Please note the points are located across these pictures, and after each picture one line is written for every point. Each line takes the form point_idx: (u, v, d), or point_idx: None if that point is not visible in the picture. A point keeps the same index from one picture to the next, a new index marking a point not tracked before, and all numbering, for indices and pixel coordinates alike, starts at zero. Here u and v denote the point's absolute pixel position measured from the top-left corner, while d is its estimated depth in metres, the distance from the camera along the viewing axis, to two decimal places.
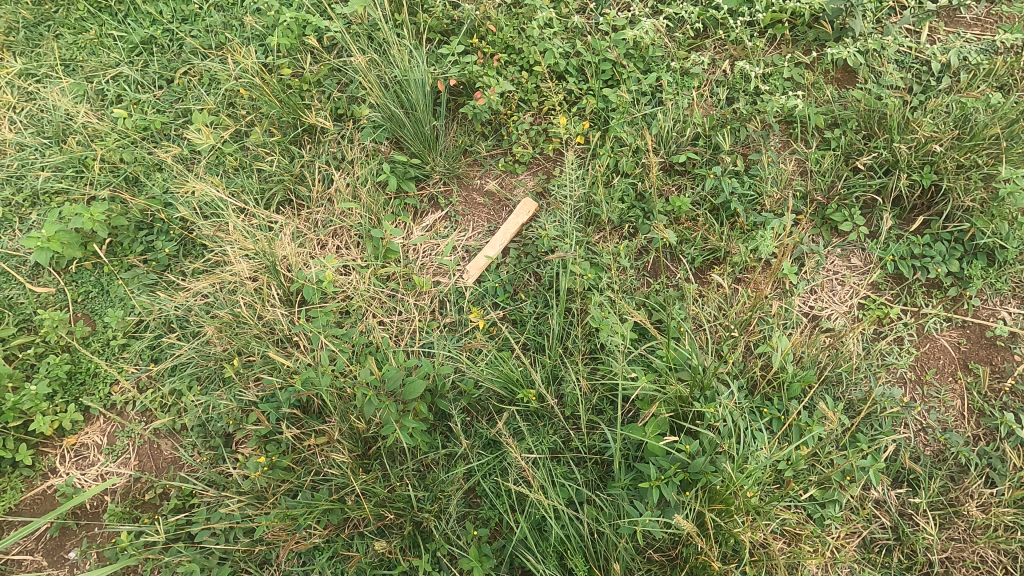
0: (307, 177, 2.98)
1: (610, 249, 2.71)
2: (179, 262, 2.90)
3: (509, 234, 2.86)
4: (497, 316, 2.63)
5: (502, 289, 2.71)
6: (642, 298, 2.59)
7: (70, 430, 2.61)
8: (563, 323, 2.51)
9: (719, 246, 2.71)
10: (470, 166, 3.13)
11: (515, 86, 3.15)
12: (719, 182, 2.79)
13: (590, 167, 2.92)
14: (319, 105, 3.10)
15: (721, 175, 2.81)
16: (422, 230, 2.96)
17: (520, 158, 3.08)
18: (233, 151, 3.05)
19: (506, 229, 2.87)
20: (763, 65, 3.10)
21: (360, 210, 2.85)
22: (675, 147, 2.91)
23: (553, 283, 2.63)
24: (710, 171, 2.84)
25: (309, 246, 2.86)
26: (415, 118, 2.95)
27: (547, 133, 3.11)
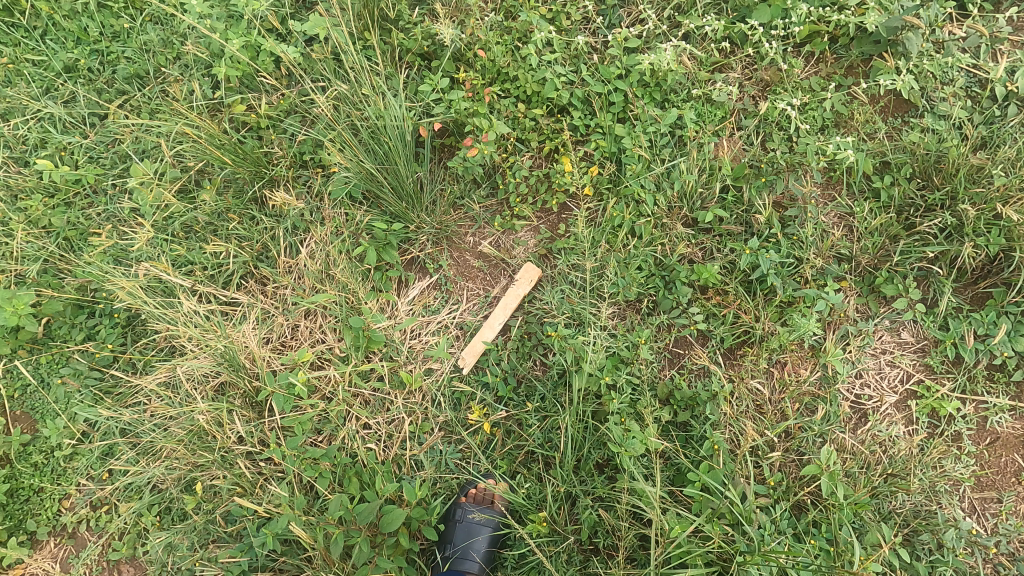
0: (272, 246, 2.56)
1: (627, 333, 2.37)
2: (127, 351, 2.47)
3: (508, 309, 2.47)
4: (500, 417, 2.30)
5: (504, 382, 2.36)
6: (666, 393, 2.27)
7: (15, 562, 2.29)
8: (577, 430, 2.20)
9: (751, 327, 2.36)
10: (461, 221, 2.69)
11: (510, 124, 2.67)
12: (757, 257, 2.37)
13: (601, 227, 2.50)
14: (280, 153, 2.64)
15: (758, 248, 2.38)
16: (408, 305, 2.56)
17: (519, 212, 2.64)
18: (181, 214, 2.58)
19: (504, 303, 2.48)
20: (800, 94, 2.64)
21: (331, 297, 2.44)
22: (701, 203, 2.49)
23: (562, 377, 2.30)
24: (740, 234, 2.46)
25: (279, 334, 2.47)
26: (395, 174, 2.50)
27: (549, 181, 2.66)
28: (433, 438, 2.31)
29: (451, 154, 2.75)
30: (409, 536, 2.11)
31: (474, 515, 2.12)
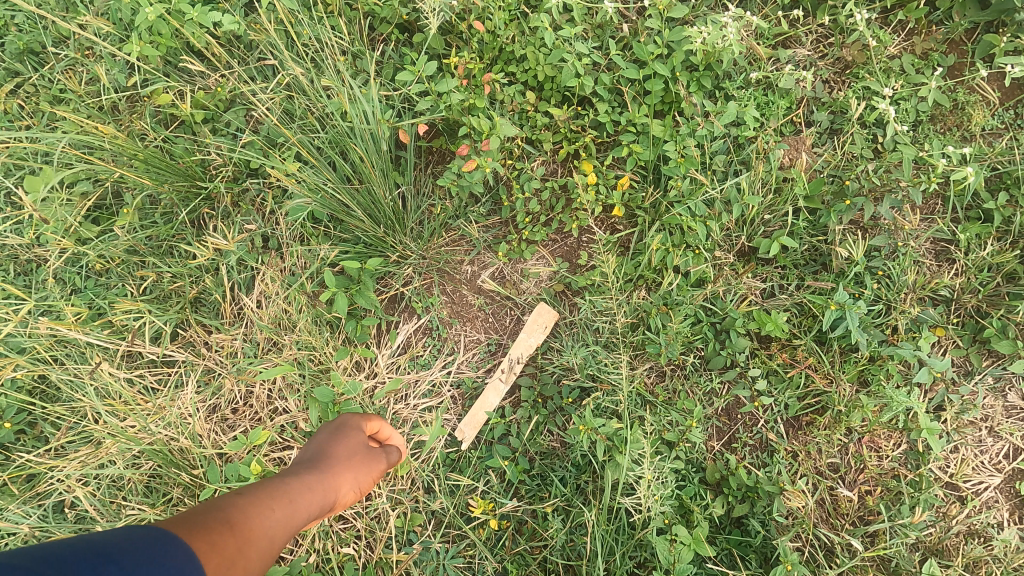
0: (216, 285, 2.00)
1: (669, 401, 1.87)
2: (37, 424, 1.94)
3: (516, 367, 1.97)
4: (508, 509, 1.86)
5: (514, 463, 1.89)
6: (715, 479, 1.83)
7: None
8: (607, 534, 1.74)
9: (826, 393, 1.87)
10: (454, 245, 2.13)
11: (516, 120, 2.08)
12: (845, 317, 1.80)
13: (635, 260, 1.97)
14: (220, 161, 2.03)
15: (849, 303, 1.80)
16: (391, 359, 2.06)
17: (529, 237, 2.08)
18: (94, 245, 1.98)
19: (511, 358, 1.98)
20: (892, 79, 2.03)
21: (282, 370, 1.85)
22: (763, 230, 1.95)
23: (588, 462, 1.82)
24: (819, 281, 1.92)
25: (228, 401, 1.97)
26: (366, 193, 1.94)
27: (567, 196, 2.10)
28: (427, 535, 1.88)
29: (440, 158, 2.15)
30: None
31: None
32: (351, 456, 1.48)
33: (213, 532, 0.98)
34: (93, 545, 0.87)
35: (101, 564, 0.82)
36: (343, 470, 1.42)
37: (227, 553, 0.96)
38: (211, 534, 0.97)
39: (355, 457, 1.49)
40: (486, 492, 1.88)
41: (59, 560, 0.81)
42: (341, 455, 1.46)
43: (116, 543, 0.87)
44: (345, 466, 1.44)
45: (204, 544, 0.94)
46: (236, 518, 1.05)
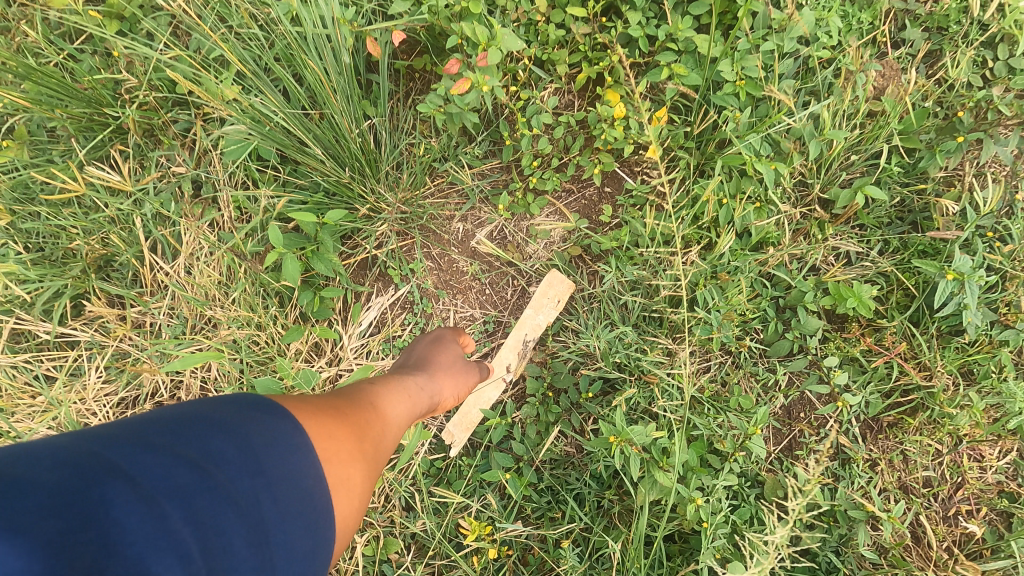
0: (127, 244, 1.52)
1: (718, 398, 1.44)
2: None
3: (521, 352, 1.56)
4: (511, 533, 1.43)
5: (516, 475, 1.46)
6: (776, 499, 1.41)
7: None
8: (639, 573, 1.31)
9: (920, 389, 1.44)
10: (442, 195, 1.69)
11: (521, 34, 1.59)
12: (964, 290, 1.34)
13: (673, 216, 1.53)
14: (133, 82, 1.53)
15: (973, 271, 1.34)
16: (359, 341, 1.62)
17: (537, 186, 1.63)
18: None
19: (514, 341, 1.57)
20: None
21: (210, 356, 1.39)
22: (843, 177, 1.49)
23: (613, 473, 1.42)
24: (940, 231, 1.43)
25: (144, 393, 1.52)
26: (326, 125, 1.48)
27: (587, 133, 1.64)
28: (405, 565, 1.46)
29: (424, 86, 1.68)
30: None
31: None
32: (455, 366, 1.34)
33: (348, 425, 0.88)
34: (238, 423, 0.76)
35: (252, 472, 0.72)
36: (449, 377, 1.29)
37: (365, 452, 0.88)
38: (343, 437, 0.85)
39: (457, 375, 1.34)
40: (481, 512, 1.46)
41: (211, 452, 0.71)
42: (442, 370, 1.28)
43: (259, 432, 0.75)
44: (446, 372, 1.29)
45: (349, 447, 0.84)
46: (364, 413, 0.95)
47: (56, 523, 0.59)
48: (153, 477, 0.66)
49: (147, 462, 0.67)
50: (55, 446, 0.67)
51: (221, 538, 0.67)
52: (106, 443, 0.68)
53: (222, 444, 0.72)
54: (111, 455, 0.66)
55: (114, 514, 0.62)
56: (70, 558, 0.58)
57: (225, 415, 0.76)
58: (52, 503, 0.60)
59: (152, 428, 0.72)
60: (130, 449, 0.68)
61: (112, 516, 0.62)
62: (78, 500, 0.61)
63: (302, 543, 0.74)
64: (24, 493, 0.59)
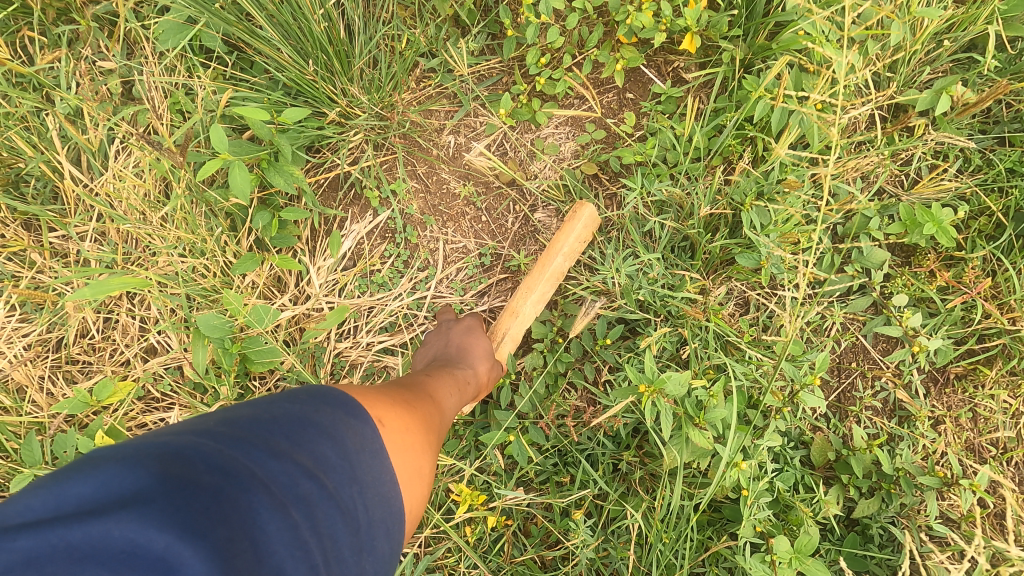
0: (37, 150, 1.23)
1: (762, 342, 1.19)
2: None
3: (544, 308, 1.24)
4: (513, 500, 1.20)
5: (518, 434, 1.21)
6: (826, 461, 1.19)
7: None
8: (661, 549, 1.10)
9: (1001, 334, 1.20)
10: (430, 101, 1.38)
11: None
12: None
13: (714, 123, 1.24)
14: None
15: None
16: (330, 276, 1.36)
17: (546, 89, 1.34)
18: None
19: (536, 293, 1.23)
20: None
21: (136, 286, 1.13)
22: (924, 77, 1.21)
23: (633, 433, 1.19)
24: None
25: (67, 335, 1.25)
26: (288, 10, 1.16)
27: (608, 24, 1.33)
28: None
29: None
30: None
31: None
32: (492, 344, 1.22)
33: (418, 419, 0.81)
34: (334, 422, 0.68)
35: (353, 478, 0.65)
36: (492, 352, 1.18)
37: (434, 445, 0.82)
38: (415, 433, 0.77)
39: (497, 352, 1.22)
40: (476, 476, 1.24)
41: (324, 457, 0.64)
42: (485, 354, 1.15)
43: (359, 434, 0.68)
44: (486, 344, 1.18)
45: (425, 444, 0.78)
46: (424, 402, 0.87)
47: (215, 533, 0.53)
48: (282, 482, 0.60)
49: (270, 465, 0.60)
50: (170, 441, 0.59)
51: (337, 550, 0.62)
52: (225, 439, 0.60)
53: (331, 449, 0.65)
54: (238, 453, 0.59)
55: (259, 524, 0.56)
56: (228, 568, 0.52)
57: (324, 413, 0.68)
58: (203, 509, 0.53)
59: (261, 425, 0.64)
60: (253, 449, 0.61)
61: (259, 525, 0.56)
62: (227, 508, 0.55)
63: (396, 548, 0.70)
64: (173, 499, 0.53)
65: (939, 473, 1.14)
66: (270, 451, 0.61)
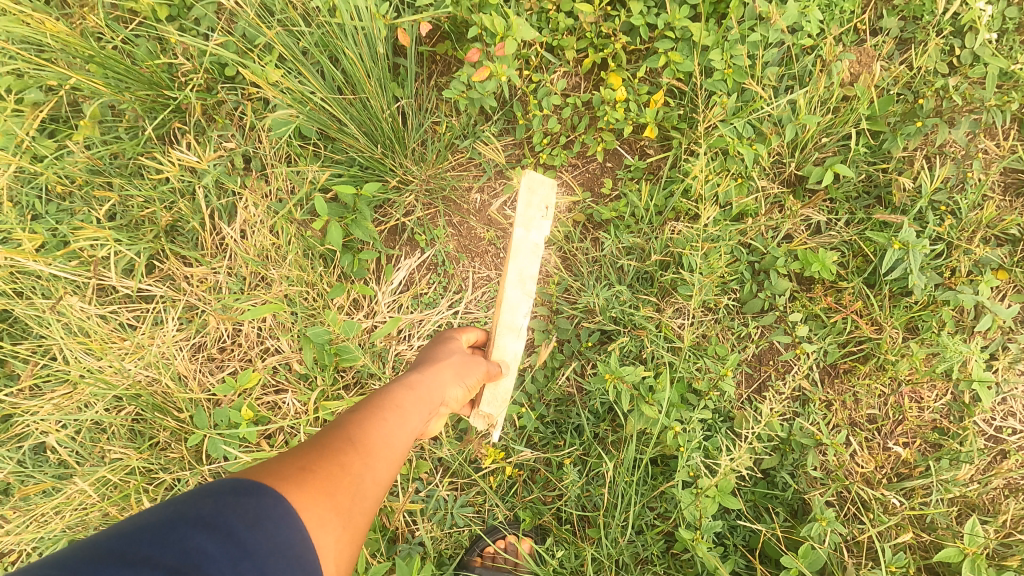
0: (191, 211, 1.77)
1: (699, 346, 1.69)
2: (8, 361, 1.80)
3: (528, 284, 1.57)
4: (523, 456, 1.72)
5: (527, 410, 1.73)
6: (744, 429, 1.69)
7: None
8: (624, 487, 1.62)
9: (869, 340, 1.70)
10: (462, 169, 1.89)
11: (534, 21, 1.77)
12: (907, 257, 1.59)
13: (667, 190, 1.74)
14: (187, 65, 1.74)
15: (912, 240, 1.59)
16: (391, 297, 1.87)
17: (548, 161, 1.84)
18: (51, 161, 1.75)
19: (517, 274, 1.57)
20: None
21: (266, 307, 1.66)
22: (816, 156, 1.71)
23: (607, 409, 1.69)
24: (891, 215, 1.66)
25: (211, 340, 1.79)
26: (361, 108, 1.67)
27: (592, 114, 1.84)
28: (434, 483, 1.74)
29: (445, 68, 1.87)
30: None
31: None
32: (451, 364, 1.29)
33: (332, 476, 0.82)
34: (215, 511, 0.74)
35: (237, 559, 0.71)
36: (445, 375, 1.25)
37: (354, 500, 0.84)
38: (321, 490, 0.80)
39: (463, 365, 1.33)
40: (498, 440, 1.74)
41: (195, 551, 0.69)
42: (429, 378, 1.19)
43: (238, 513, 0.73)
44: (437, 368, 1.24)
45: (335, 498, 0.81)
46: (350, 450, 0.87)
47: None
48: None
49: None
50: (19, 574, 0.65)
51: None
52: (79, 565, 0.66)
53: (200, 541, 0.70)
54: (90, 573, 0.65)
55: None
56: None
57: (201, 508, 0.74)
58: None
59: (123, 540, 0.69)
60: (109, 566, 0.66)
61: None
62: None
63: None
64: None
65: (820, 436, 1.64)
66: (130, 561, 0.67)
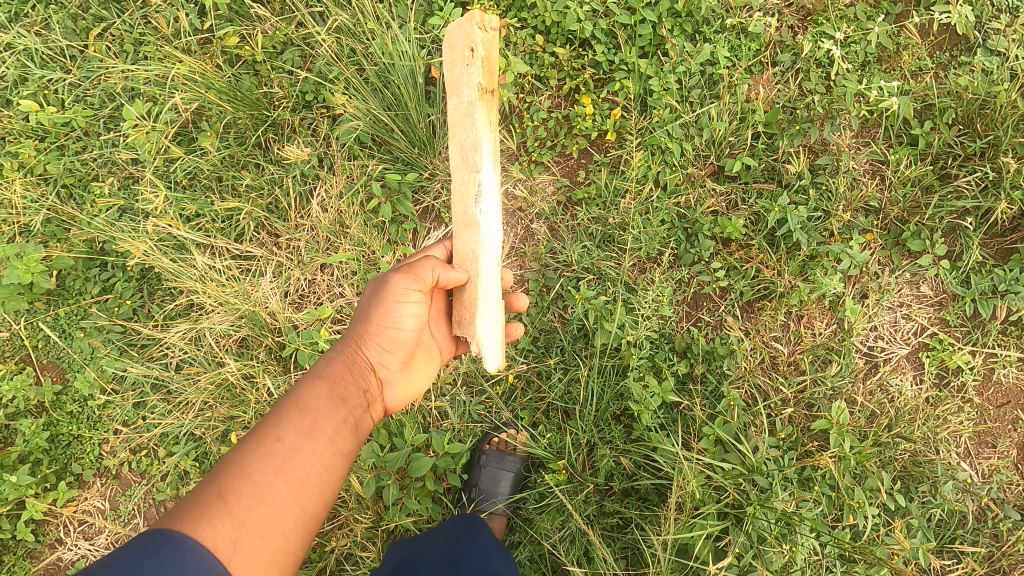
0: (281, 195, 2.47)
1: (648, 286, 2.34)
2: (146, 305, 2.51)
3: (473, 156, 1.79)
4: (522, 368, 2.37)
5: (524, 335, 2.39)
6: (683, 347, 2.32)
7: (68, 500, 2.47)
8: (593, 384, 2.26)
9: (772, 282, 2.33)
10: None
11: (527, 59, 2.50)
12: (785, 216, 2.29)
13: (623, 176, 2.41)
14: (281, 93, 2.48)
15: (788, 206, 2.30)
16: None
17: (539, 157, 2.51)
18: (183, 160, 2.48)
19: (464, 150, 1.82)
20: (845, 25, 2.39)
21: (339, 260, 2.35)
22: (730, 151, 2.38)
23: (582, 332, 2.34)
24: (767, 183, 2.37)
25: (295, 288, 2.46)
26: (405, 120, 2.37)
27: (570, 124, 2.53)
28: (456, 389, 2.38)
29: None
30: (436, 478, 2.26)
31: (497, 461, 2.28)
32: (345, 373, 1.72)
33: (207, 519, 1.25)
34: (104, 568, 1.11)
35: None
36: (350, 372, 1.74)
37: (236, 525, 1.28)
38: (209, 527, 1.24)
39: (383, 325, 1.80)
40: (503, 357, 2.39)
41: None
42: (329, 378, 1.67)
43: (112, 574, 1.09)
44: (331, 385, 1.67)
45: (216, 528, 1.24)
46: (223, 497, 1.31)
47: None
48: None
49: None
50: None
51: None
52: None
53: None
54: None
55: None
56: None
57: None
58: None
59: None
60: None
61: None
62: None
63: None
64: None
65: (736, 349, 2.26)
66: None
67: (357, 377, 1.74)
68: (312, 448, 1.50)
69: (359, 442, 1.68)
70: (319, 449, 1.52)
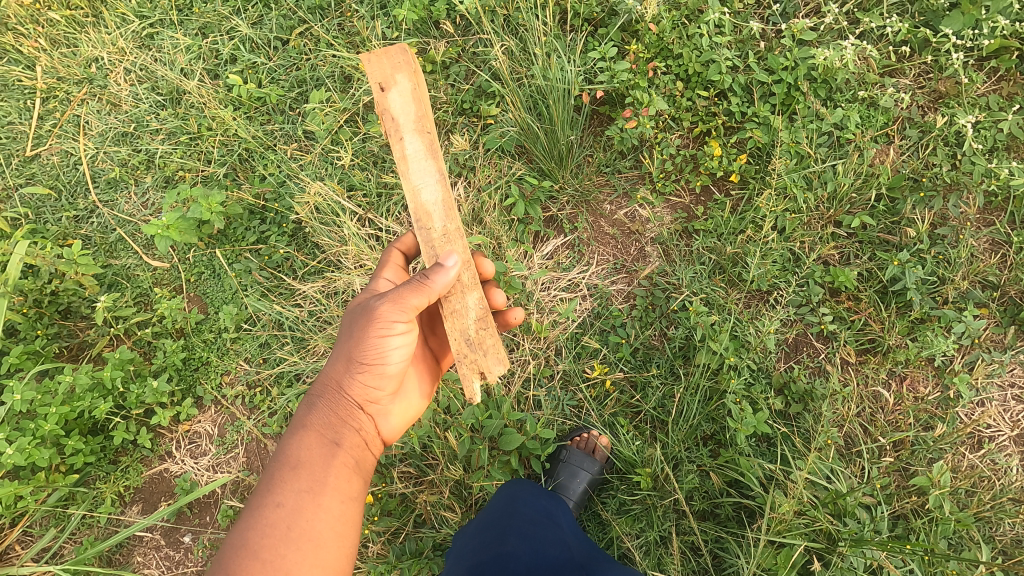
0: None
1: (752, 319, 2.45)
2: (291, 259, 2.84)
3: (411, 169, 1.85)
4: (618, 375, 2.48)
5: (625, 345, 2.52)
6: (782, 384, 2.37)
7: (186, 419, 2.73)
8: (688, 402, 2.35)
9: (880, 336, 2.37)
10: (602, 187, 2.79)
11: (666, 100, 2.74)
12: (902, 273, 2.36)
13: (741, 216, 2.58)
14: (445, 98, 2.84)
15: (906, 263, 2.38)
16: (541, 260, 2.73)
17: (662, 188, 2.72)
18: (350, 142, 2.86)
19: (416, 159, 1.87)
20: (977, 111, 2.51)
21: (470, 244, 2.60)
22: (848, 209, 2.52)
23: (683, 352, 2.45)
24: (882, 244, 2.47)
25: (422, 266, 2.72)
26: (552, 134, 2.65)
27: (695, 162, 2.73)
28: (552, 383, 2.52)
29: (601, 123, 2.87)
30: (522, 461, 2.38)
31: (577, 459, 2.35)
32: (330, 418, 1.67)
33: None
34: None
35: None
36: (336, 416, 1.68)
37: None
38: None
39: (368, 361, 1.68)
40: (602, 362, 2.52)
41: None
42: (312, 432, 1.64)
43: None
44: (316, 434, 1.64)
45: None
46: None
47: None
48: None
49: None
50: None
51: None
52: None
53: None
54: None
55: None
56: None
57: None
58: None
59: None
60: None
61: None
62: None
63: None
64: None
65: (836, 395, 2.29)
66: None
67: (346, 418, 1.69)
68: (311, 509, 1.51)
69: (362, 478, 1.70)
70: (321, 506, 1.53)
